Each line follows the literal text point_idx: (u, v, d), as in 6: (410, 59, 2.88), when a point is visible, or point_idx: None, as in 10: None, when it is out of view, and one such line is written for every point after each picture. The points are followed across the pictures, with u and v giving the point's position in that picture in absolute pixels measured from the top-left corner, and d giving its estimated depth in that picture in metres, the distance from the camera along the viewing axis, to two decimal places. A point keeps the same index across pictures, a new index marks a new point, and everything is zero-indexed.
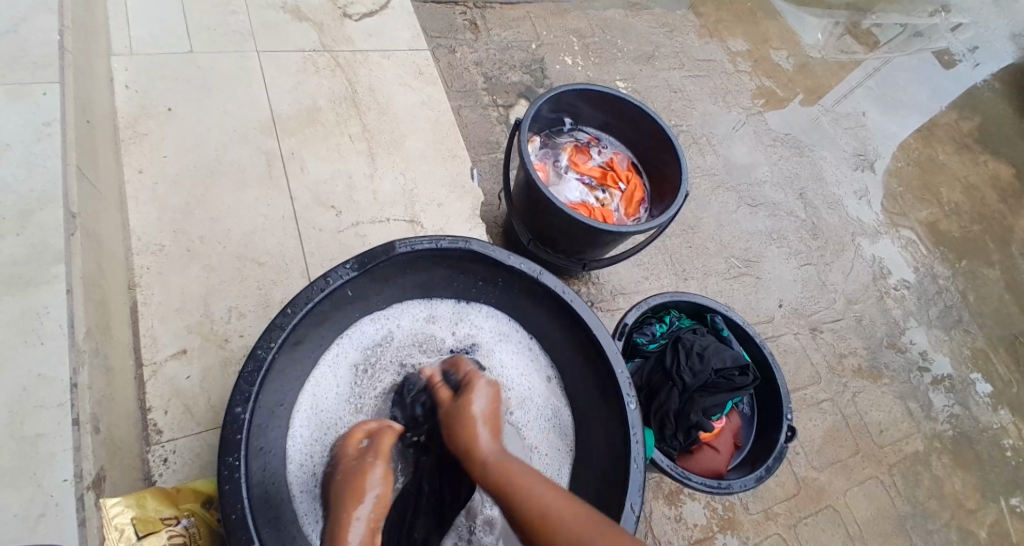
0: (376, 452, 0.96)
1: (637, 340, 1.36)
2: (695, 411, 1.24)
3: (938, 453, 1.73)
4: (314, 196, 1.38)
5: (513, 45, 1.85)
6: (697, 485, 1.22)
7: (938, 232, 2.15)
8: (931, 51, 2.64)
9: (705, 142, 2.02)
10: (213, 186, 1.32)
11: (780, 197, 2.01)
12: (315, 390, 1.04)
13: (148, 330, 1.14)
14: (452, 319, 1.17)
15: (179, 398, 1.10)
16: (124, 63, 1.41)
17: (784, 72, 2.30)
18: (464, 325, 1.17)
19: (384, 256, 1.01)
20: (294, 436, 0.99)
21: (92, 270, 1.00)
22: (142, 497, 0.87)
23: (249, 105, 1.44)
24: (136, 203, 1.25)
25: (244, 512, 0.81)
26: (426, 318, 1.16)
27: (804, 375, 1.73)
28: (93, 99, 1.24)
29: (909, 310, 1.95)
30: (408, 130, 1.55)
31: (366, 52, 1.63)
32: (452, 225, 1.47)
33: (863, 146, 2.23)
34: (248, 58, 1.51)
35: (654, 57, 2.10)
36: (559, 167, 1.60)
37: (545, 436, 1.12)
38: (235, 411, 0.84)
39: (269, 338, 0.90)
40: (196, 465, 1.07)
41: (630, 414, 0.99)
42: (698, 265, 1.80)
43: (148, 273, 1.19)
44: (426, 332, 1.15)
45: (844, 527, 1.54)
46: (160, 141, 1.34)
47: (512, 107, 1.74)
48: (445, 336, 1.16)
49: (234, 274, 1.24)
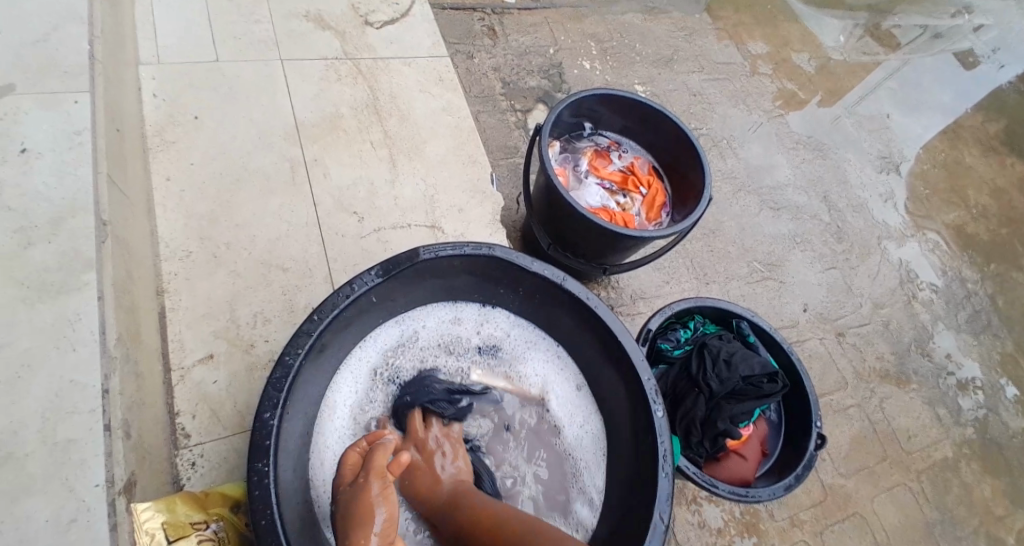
0: (370, 470, 0.87)
1: (662, 346, 1.35)
2: (723, 419, 1.22)
3: (969, 461, 1.69)
4: (337, 203, 1.39)
5: (530, 51, 1.85)
6: (723, 493, 1.22)
7: (965, 235, 2.10)
8: (953, 52, 2.60)
9: (725, 146, 2.00)
10: (239, 193, 1.33)
11: (803, 200, 1.99)
12: (341, 392, 1.05)
13: (176, 335, 1.16)
14: (476, 321, 1.16)
15: (206, 403, 1.11)
16: (151, 72, 1.43)
17: (805, 74, 2.28)
18: (488, 327, 1.17)
19: (408, 263, 1.01)
20: (322, 438, 1.00)
21: (122, 277, 1.02)
22: (172, 501, 0.88)
23: (273, 112, 1.46)
24: (164, 209, 1.27)
25: (274, 516, 0.81)
26: (452, 321, 1.16)
27: (830, 380, 1.70)
28: (121, 108, 1.26)
29: (937, 314, 1.91)
30: (429, 136, 1.56)
31: (386, 59, 1.64)
32: (473, 230, 1.47)
33: (887, 148, 2.20)
34: (271, 66, 1.52)
35: (673, 61, 2.09)
36: (579, 173, 1.60)
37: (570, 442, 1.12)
38: (264, 417, 0.85)
39: (296, 344, 0.90)
40: (224, 468, 1.07)
41: (658, 421, 0.98)
42: (720, 269, 1.78)
43: (176, 278, 1.21)
44: (451, 333, 1.15)
45: (873, 537, 1.51)
46: (186, 148, 1.35)
47: (530, 112, 1.73)
48: (470, 337, 1.16)
49: (260, 280, 1.25)
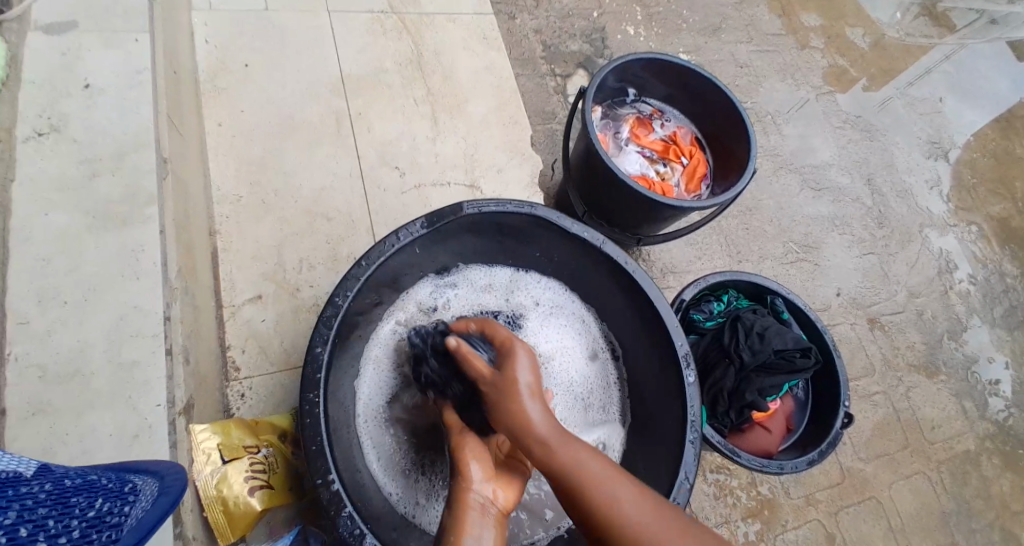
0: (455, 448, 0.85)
1: (694, 317, 1.36)
2: (751, 391, 1.24)
3: (990, 454, 1.69)
4: (380, 156, 1.41)
5: (574, 13, 1.82)
6: (746, 462, 1.23)
7: (1009, 228, 2.06)
8: (1010, 37, 2.49)
9: (769, 122, 1.97)
10: (287, 141, 1.36)
11: (845, 182, 1.96)
12: (378, 346, 1.09)
13: (227, 275, 1.20)
14: (508, 288, 1.21)
15: (254, 340, 1.16)
16: (203, 16, 1.45)
17: (857, 52, 2.21)
18: (518, 294, 1.20)
19: (452, 216, 1.03)
20: (361, 388, 1.05)
21: (180, 214, 1.05)
22: (227, 426, 0.95)
23: (320, 62, 1.47)
24: (217, 153, 1.30)
25: (323, 443, 0.85)
26: (486, 285, 1.20)
27: (857, 365, 1.70)
28: (177, 51, 1.28)
29: (972, 307, 1.89)
30: (471, 95, 1.56)
31: (432, 14, 1.63)
32: (512, 191, 1.49)
33: (937, 134, 2.14)
34: (319, 16, 1.53)
35: (720, 30, 2.05)
36: (619, 140, 1.59)
37: (596, 407, 1.16)
38: (315, 351, 0.88)
39: (345, 287, 0.93)
40: (271, 401, 1.12)
41: (688, 388, 1.00)
42: (755, 248, 1.78)
43: (227, 221, 1.24)
44: (485, 298, 1.19)
45: (886, 520, 1.53)
46: (238, 95, 1.38)
47: (570, 77, 1.72)
48: (501, 304, 1.20)
49: (306, 228, 1.28)
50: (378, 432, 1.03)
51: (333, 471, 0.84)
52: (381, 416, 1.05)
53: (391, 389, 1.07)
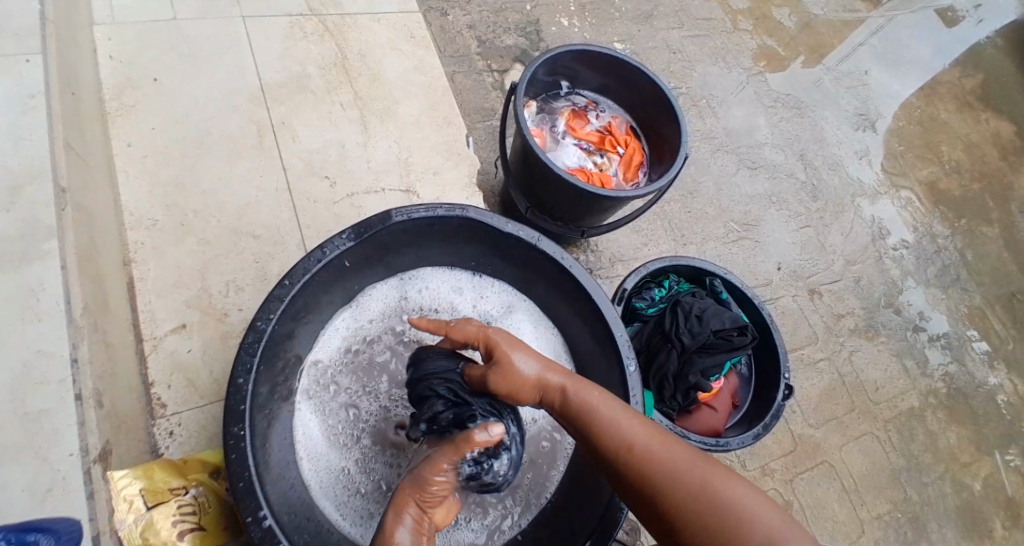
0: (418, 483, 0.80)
1: (637, 305, 1.36)
2: (693, 373, 1.25)
3: (934, 409, 1.75)
4: (308, 167, 1.36)
5: (506, 7, 1.79)
6: (695, 442, 1.24)
7: (937, 191, 2.13)
8: (933, 7, 2.57)
9: (704, 105, 1.99)
10: (204, 158, 1.30)
11: (780, 159, 1.99)
12: (323, 354, 1.07)
13: (146, 305, 1.14)
14: (472, 292, 1.17)
15: (180, 372, 1.11)
16: (107, 33, 1.37)
17: (785, 31, 2.25)
18: (480, 299, 1.16)
19: (380, 225, 1.00)
20: (300, 401, 1.03)
21: (85, 245, 1.00)
22: (150, 469, 0.91)
23: (237, 72, 1.41)
24: (127, 176, 1.24)
25: (252, 480, 0.82)
26: (448, 287, 1.16)
27: (801, 334, 1.74)
28: (76, 71, 1.21)
29: (907, 269, 1.95)
30: (401, 96, 1.52)
31: (355, 15, 1.58)
32: (450, 193, 1.46)
33: (864, 106, 2.20)
34: (234, 25, 1.47)
35: (652, 17, 2.06)
36: (556, 133, 1.58)
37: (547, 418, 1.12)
38: (238, 382, 0.86)
39: (268, 310, 0.90)
40: (203, 437, 1.08)
41: (630, 377, 1.00)
42: (698, 230, 1.79)
43: (143, 248, 1.18)
44: (445, 302, 1.15)
45: (840, 482, 1.57)
46: (147, 113, 1.31)
47: (507, 72, 1.69)
48: (463, 307, 1.16)
49: (231, 248, 1.23)
50: (316, 450, 1.01)
51: (264, 507, 0.82)
52: (321, 432, 1.02)
53: (332, 403, 1.05)
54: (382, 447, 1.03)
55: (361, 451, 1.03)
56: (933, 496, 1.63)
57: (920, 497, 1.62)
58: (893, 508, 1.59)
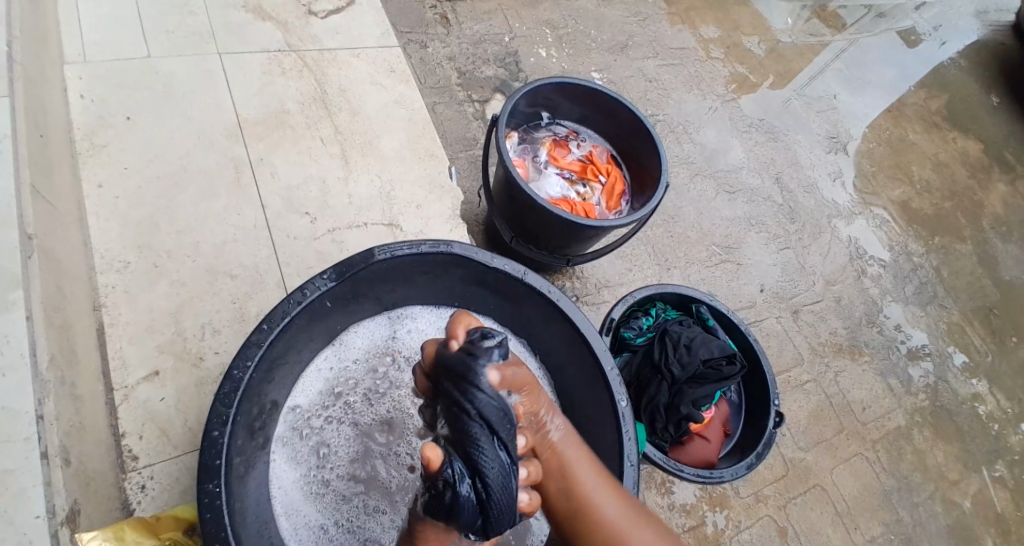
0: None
1: (625, 335, 1.34)
2: (685, 403, 1.23)
3: (919, 426, 1.76)
4: (287, 203, 1.33)
5: (485, 39, 1.80)
6: (689, 476, 1.23)
7: (910, 210, 2.17)
8: (896, 31, 2.64)
9: (681, 131, 2.01)
10: (178, 198, 1.26)
11: (757, 183, 2.01)
12: (298, 403, 1.04)
13: (117, 352, 1.10)
14: None
15: (153, 422, 1.06)
16: (77, 72, 1.34)
17: (756, 58, 2.30)
18: None
19: (363, 264, 0.97)
20: (275, 454, 1.00)
21: (51, 294, 0.96)
22: (119, 529, 0.86)
23: (212, 109, 1.39)
24: (97, 219, 1.20)
25: (228, 539, 0.79)
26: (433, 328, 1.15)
27: (787, 356, 1.74)
28: (44, 112, 1.17)
29: (885, 288, 1.97)
30: (381, 130, 1.51)
31: (334, 50, 1.58)
32: (433, 225, 1.44)
33: (835, 129, 2.25)
34: (208, 61, 1.45)
35: (628, 47, 2.08)
36: (538, 163, 1.58)
37: None
38: (213, 435, 0.82)
39: (245, 356, 0.87)
40: (177, 490, 1.03)
41: (621, 411, 0.98)
42: (681, 254, 1.80)
43: (114, 292, 1.15)
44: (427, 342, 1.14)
45: (832, 505, 1.56)
46: (119, 152, 1.28)
47: (488, 102, 1.69)
48: None
49: (207, 288, 1.19)
50: (294, 506, 0.97)
51: None
52: (297, 487, 0.99)
53: (307, 454, 1.02)
54: (357, 499, 1.01)
55: (336, 504, 1.00)
56: (924, 515, 1.63)
57: (911, 517, 1.61)
58: (885, 529, 1.58)
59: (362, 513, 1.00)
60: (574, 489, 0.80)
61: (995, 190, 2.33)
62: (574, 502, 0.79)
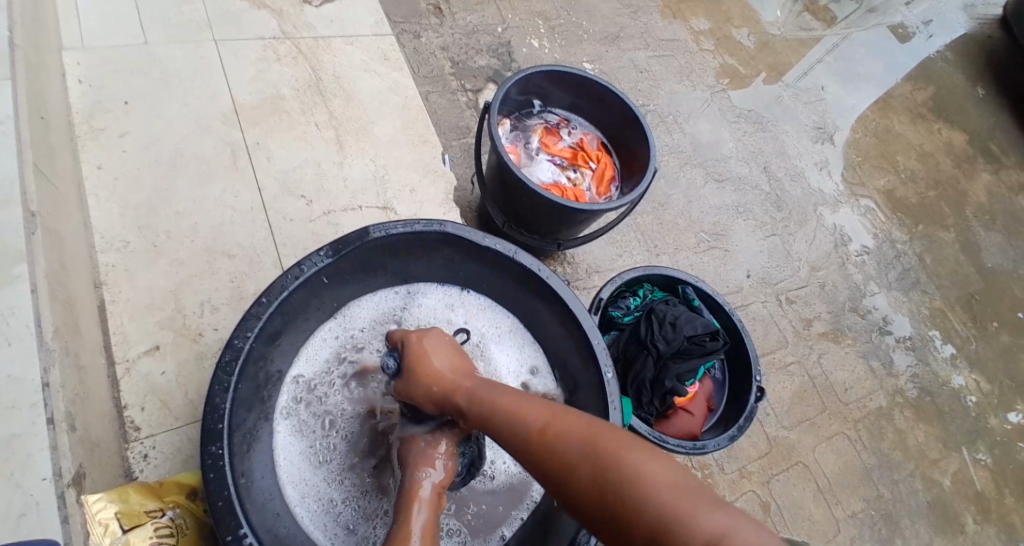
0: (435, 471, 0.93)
1: (613, 314, 1.38)
2: (670, 378, 1.27)
3: (902, 408, 1.80)
4: (283, 187, 1.36)
5: (478, 29, 1.83)
6: (673, 447, 1.25)
7: (895, 199, 2.21)
8: (885, 25, 2.69)
9: (670, 121, 2.05)
10: (176, 181, 1.29)
11: (745, 171, 2.05)
12: (301, 378, 1.07)
13: (119, 328, 1.13)
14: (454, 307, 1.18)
15: (154, 395, 1.10)
16: (75, 57, 1.37)
17: (745, 49, 2.33)
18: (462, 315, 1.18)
19: (358, 242, 1.01)
20: (278, 426, 1.03)
21: (54, 269, 0.99)
22: (125, 492, 0.90)
23: (209, 95, 1.42)
24: (97, 199, 1.23)
25: (231, 498, 0.83)
26: (435, 304, 1.17)
27: (772, 339, 1.79)
28: (44, 95, 1.20)
29: (870, 274, 2.01)
30: (375, 116, 1.54)
31: (328, 39, 1.61)
32: (426, 209, 1.47)
33: (822, 119, 2.29)
34: (206, 49, 1.47)
35: (618, 38, 2.12)
36: (530, 150, 1.61)
37: None
38: (215, 402, 0.86)
39: (245, 328, 0.91)
40: (178, 459, 1.07)
41: (607, 384, 1.02)
42: (669, 241, 1.83)
43: (115, 271, 1.18)
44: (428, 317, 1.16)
45: (815, 483, 1.60)
46: (119, 135, 1.31)
47: (480, 91, 1.72)
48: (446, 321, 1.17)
49: (205, 268, 1.22)
50: (300, 476, 1.01)
51: (244, 523, 0.83)
52: (302, 458, 1.02)
53: (310, 426, 1.05)
54: (362, 467, 1.04)
55: (341, 471, 1.03)
56: (905, 493, 1.67)
57: (893, 495, 1.66)
58: (867, 507, 1.62)
59: (366, 481, 1.03)
60: (496, 415, 0.84)
61: (980, 180, 2.38)
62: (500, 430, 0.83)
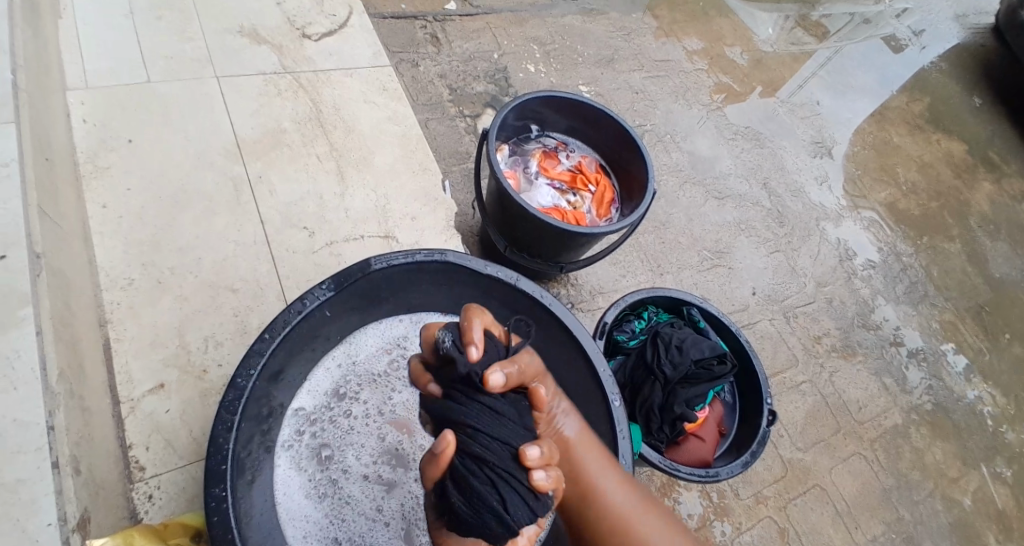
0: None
1: (618, 338, 1.38)
2: (678, 403, 1.26)
3: (915, 423, 1.78)
4: (285, 219, 1.37)
5: (475, 56, 1.85)
6: (686, 474, 1.23)
7: (898, 211, 2.21)
8: (878, 38, 2.71)
9: (669, 140, 2.06)
10: (179, 216, 1.30)
11: (745, 188, 2.06)
12: (302, 409, 1.07)
13: (123, 366, 1.13)
14: None
15: (159, 433, 1.09)
16: (80, 97, 1.39)
17: (740, 67, 2.35)
18: None
19: (360, 273, 1.01)
20: (278, 460, 1.02)
21: (59, 310, 0.99)
22: (129, 535, 0.88)
23: (211, 130, 1.43)
24: (102, 237, 1.23)
25: (236, 543, 0.82)
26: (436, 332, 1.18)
27: (780, 356, 1.77)
28: (49, 135, 1.21)
29: (876, 288, 2.00)
30: (375, 145, 1.55)
31: (327, 71, 1.62)
32: (428, 237, 1.47)
33: (820, 134, 2.30)
34: (207, 84, 1.49)
35: (614, 60, 2.14)
36: (529, 174, 1.62)
37: None
38: (219, 441, 0.86)
39: (248, 366, 0.90)
40: (183, 499, 1.06)
41: (615, 411, 1.01)
42: (673, 260, 1.83)
43: (118, 308, 1.18)
44: None
45: (831, 503, 1.58)
46: (122, 173, 1.32)
47: (479, 117, 1.73)
48: None
49: (208, 303, 1.22)
50: (300, 511, 1.00)
51: None
52: (302, 493, 1.02)
53: (309, 460, 1.04)
54: (365, 500, 1.04)
55: (340, 504, 1.03)
56: (923, 511, 1.65)
57: (910, 513, 1.63)
58: (885, 528, 1.59)
59: (363, 516, 1.03)
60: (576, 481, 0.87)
61: (981, 189, 2.38)
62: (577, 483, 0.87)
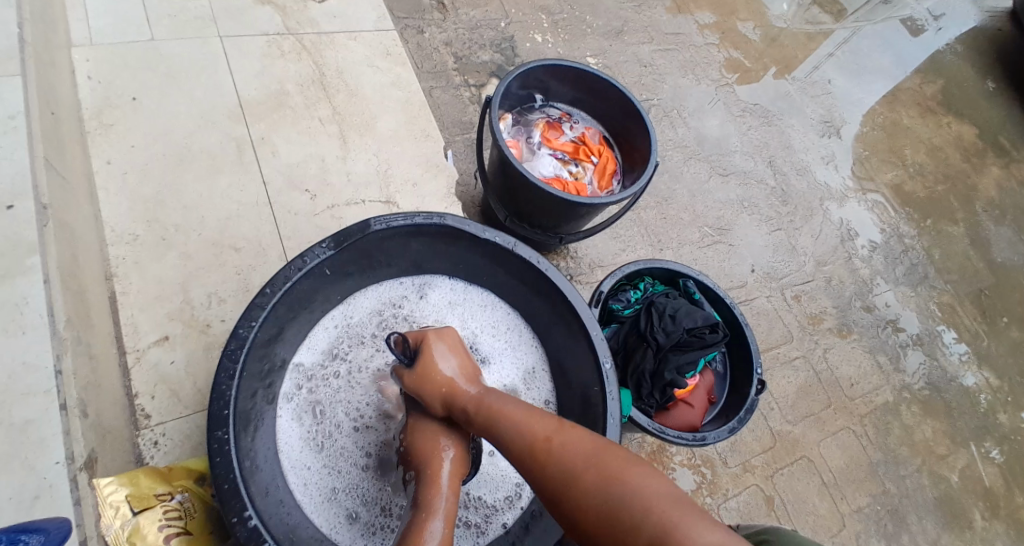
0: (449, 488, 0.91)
1: (613, 307, 1.40)
2: (669, 370, 1.28)
3: (908, 402, 1.80)
4: (287, 181, 1.38)
5: (481, 24, 1.84)
6: (672, 437, 1.25)
7: (903, 193, 2.20)
8: (896, 18, 2.67)
9: (675, 115, 2.05)
10: (184, 175, 1.32)
11: (750, 166, 2.05)
12: (304, 366, 1.09)
13: (129, 318, 1.16)
14: (455, 300, 1.20)
15: (164, 384, 1.13)
16: (85, 54, 1.39)
17: (749, 43, 2.32)
18: (461, 310, 1.20)
19: (360, 233, 1.02)
20: (282, 412, 1.05)
21: (66, 261, 1.02)
22: (134, 476, 0.90)
23: (215, 90, 1.44)
24: (108, 194, 1.26)
25: (237, 482, 0.86)
26: (439, 298, 1.20)
27: (776, 334, 1.79)
28: (55, 92, 1.23)
29: (876, 269, 2.01)
30: (378, 111, 1.55)
31: (332, 34, 1.62)
32: (430, 203, 1.49)
33: (828, 113, 2.28)
34: (211, 45, 1.50)
35: (623, 32, 2.12)
36: (532, 144, 1.62)
37: None
38: (221, 388, 0.89)
39: (249, 318, 0.93)
40: (187, 445, 1.10)
41: (606, 372, 1.02)
42: (673, 235, 1.84)
43: (124, 263, 1.20)
44: (431, 310, 1.19)
45: (819, 476, 1.61)
46: (127, 131, 1.33)
47: (484, 86, 1.73)
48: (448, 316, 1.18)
49: (212, 261, 1.25)
50: (302, 461, 1.03)
51: (249, 507, 0.85)
52: (304, 443, 1.05)
53: (311, 413, 1.07)
54: (366, 449, 1.07)
55: (341, 454, 1.06)
56: (911, 488, 1.67)
57: (898, 490, 1.66)
58: (872, 501, 1.62)
59: (365, 465, 1.05)
60: (500, 425, 0.86)
61: (990, 173, 2.36)
62: (508, 443, 0.85)
